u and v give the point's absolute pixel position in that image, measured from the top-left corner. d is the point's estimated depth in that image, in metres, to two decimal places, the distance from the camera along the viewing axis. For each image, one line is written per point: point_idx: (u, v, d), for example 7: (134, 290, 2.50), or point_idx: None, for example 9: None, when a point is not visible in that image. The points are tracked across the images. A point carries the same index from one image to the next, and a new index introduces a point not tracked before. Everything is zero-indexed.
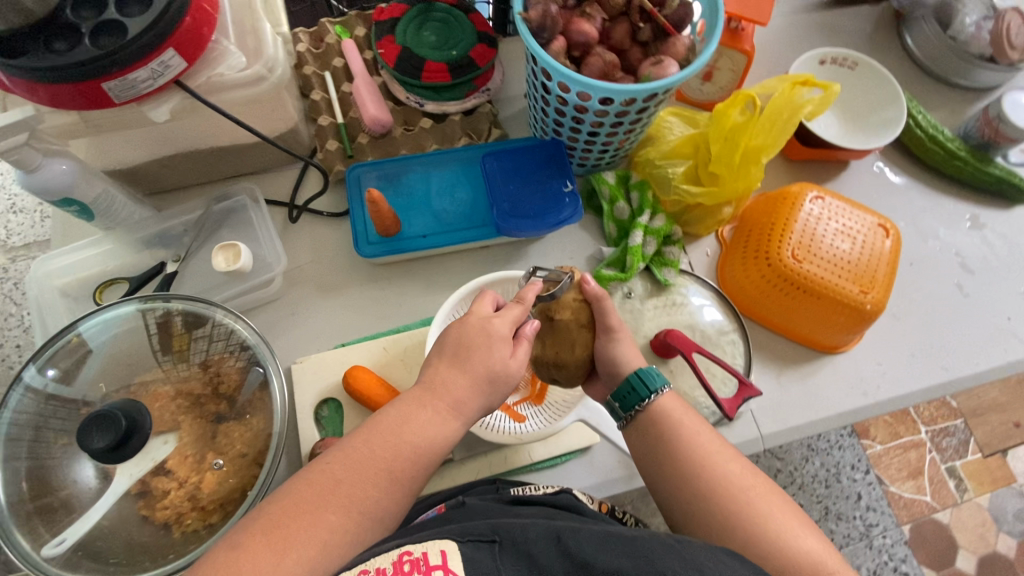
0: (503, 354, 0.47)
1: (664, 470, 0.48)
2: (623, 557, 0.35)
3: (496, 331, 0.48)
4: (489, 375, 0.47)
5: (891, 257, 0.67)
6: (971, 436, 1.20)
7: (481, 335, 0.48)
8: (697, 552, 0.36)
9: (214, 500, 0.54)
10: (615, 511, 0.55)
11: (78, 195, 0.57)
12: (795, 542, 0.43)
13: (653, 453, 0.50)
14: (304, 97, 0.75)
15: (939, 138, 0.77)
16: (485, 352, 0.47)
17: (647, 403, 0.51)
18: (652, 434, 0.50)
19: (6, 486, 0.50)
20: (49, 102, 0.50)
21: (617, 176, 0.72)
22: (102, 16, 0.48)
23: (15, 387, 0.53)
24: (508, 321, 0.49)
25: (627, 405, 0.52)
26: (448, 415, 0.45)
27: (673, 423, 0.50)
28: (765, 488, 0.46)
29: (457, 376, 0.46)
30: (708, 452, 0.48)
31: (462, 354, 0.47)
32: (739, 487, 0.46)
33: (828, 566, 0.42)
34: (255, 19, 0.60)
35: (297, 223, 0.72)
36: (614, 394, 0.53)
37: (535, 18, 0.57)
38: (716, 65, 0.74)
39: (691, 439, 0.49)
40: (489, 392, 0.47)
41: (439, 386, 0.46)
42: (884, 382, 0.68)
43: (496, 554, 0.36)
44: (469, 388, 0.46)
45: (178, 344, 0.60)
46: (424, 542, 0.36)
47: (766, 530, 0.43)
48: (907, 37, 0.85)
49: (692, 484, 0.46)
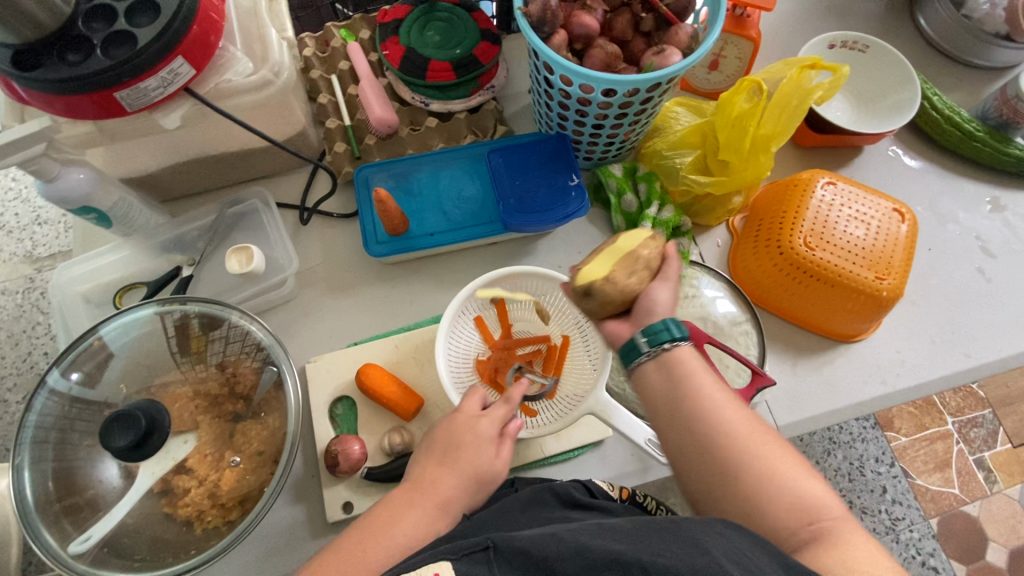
0: (490, 455, 0.48)
1: (673, 416, 0.42)
2: (620, 541, 0.35)
3: (484, 432, 0.49)
4: (476, 475, 0.47)
5: (908, 242, 0.66)
6: (999, 426, 1.17)
7: (470, 436, 0.48)
8: (691, 526, 0.35)
9: (233, 498, 0.56)
10: (636, 497, 0.56)
11: (95, 202, 0.59)
12: (806, 495, 0.39)
13: (661, 398, 0.43)
14: (312, 101, 0.77)
15: (956, 119, 0.75)
16: (473, 452, 0.47)
17: (676, 344, 0.44)
18: (663, 376, 0.44)
19: (34, 487, 0.52)
20: (66, 113, 0.51)
21: (625, 169, 0.72)
22: (112, 28, 0.50)
23: (40, 390, 0.55)
24: (493, 424, 0.49)
25: (656, 343, 0.44)
26: (436, 513, 0.44)
27: (686, 366, 0.43)
28: (775, 437, 0.41)
29: (445, 476, 0.46)
30: (723, 400, 0.42)
31: (450, 453, 0.47)
32: (751, 436, 0.40)
33: (838, 517, 0.39)
34: (260, 26, 0.61)
35: (308, 224, 0.73)
36: (642, 331, 0.45)
37: (535, 12, 0.57)
38: (721, 54, 0.73)
39: (704, 388, 0.43)
40: (477, 490, 0.46)
41: (428, 484, 0.45)
42: (904, 370, 0.67)
43: (489, 560, 0.36)
44: (458, 486, 0.46)
45: (196, 345, 0.61)
46: (420, 567, 0.36)
47: (778, 481, 0.39)
48: (920, 18, 0.83)
49: (704, 433, 0.41)
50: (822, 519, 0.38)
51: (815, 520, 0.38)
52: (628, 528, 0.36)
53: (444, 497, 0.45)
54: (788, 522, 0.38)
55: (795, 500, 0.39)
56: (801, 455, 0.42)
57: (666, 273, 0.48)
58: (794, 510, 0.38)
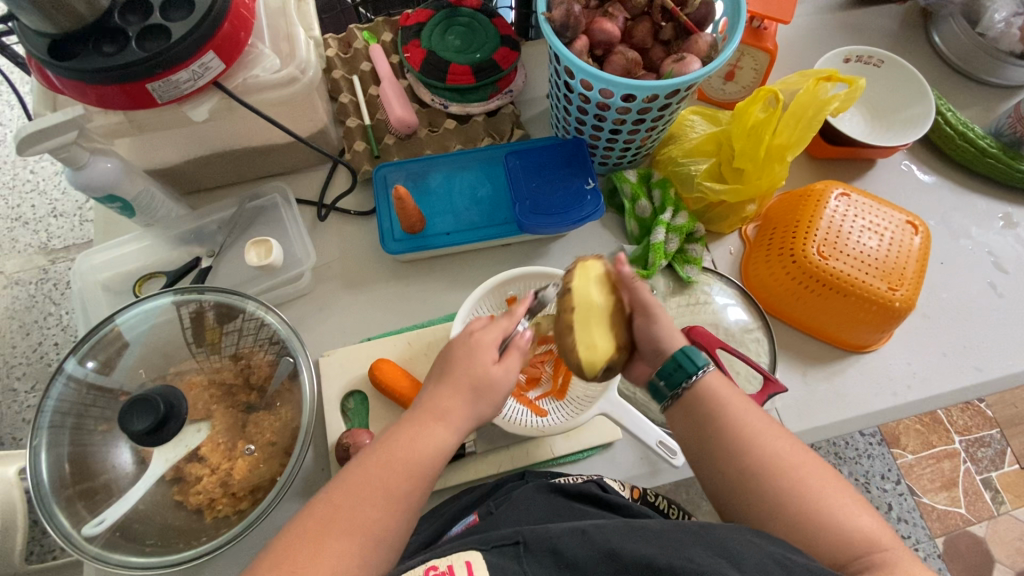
0: (484, 362, 0.47)
1: (711, 449, 0.47)
2: (652, 545, 0.36)
3: (477, 341, 0.48)
4: (475, 385, 0.47)
5: (920, 254, 0.66)
6: (1007, 446, 1.16)
7: (464, 347, 0.48)
8: (721, 532, 0.37)
9: (244, 487, 0.56)
10: (648, 497, 0.56)
11: (121, 192, 0.60)
12: (852, 520, 0.42)
13: (698, 435, 0.48)
14: (333, 100, 0.78)
15: (970, 135, 0.75)
16: (467, 361, 0.47)
17: (694, 378, 0.49)
18: (696, 415, 0.48)
19: (50, 470, 0.53)
20: (98, 103, 0.52)
21: (639, 175, 0.73)
22: (148, 21, 0.51)
23: (58, 376, 0.55)
24: (495, 332, 0.49)
25: (674, 384, 0.50)
26: (436, 424, 0.45)
27: (718, 403, 0.48)
28: (815, 463, 0.45)
29: (446, 391, 0.46)
30: (763, 432, 0.46)
31: (446, 368, 0.48)
32: (791, 467, 0.44)
33: (885, 543, 0.41)
34: (289, 24, 0.63)
35: (325, 221, 0.74)
36: (658, 372, 0.51)
37: (558, 18, 0.59)
38: (737, 64, 0.74)
39: (741, 419, 0.47)
40: (476, 399, 0.46)
41: (432, 404, 0.46)
42: (915, 382, 0.67)
43: (519, 556, 0.36)
44: (457, 398, 0.46)
45: (211, 336, 0.62)
46: (448, 556, 0.37)
47: (823, 510, 0.42)
48: (935, 36, 0.85)
49: (741, 466, 0.45)
50: (867, 547, 0.41)
51: (861, 547, 0.41)
52: (658, 530, 0.37)
53: (448, 416, 0.45)
54: (833, 550, 0.41)
55: (837, 528, 0.41)
56: (845, 483, 0.44)
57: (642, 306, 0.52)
58: (840, 538, 0.41)
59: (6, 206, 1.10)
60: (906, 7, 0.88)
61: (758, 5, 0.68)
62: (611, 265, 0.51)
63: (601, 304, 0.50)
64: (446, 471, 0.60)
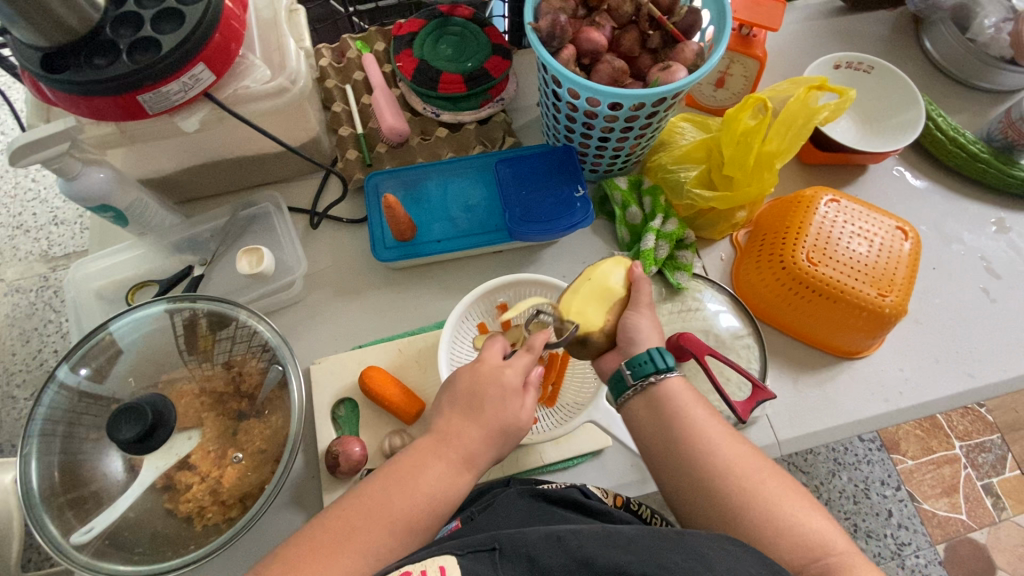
0: (515, 408, 0.47)
1: (670, 454, 0.47)
2: (627, 553, 0.36)
3: (508, 383, 0.47)
4: (502, 428, 0.47)
5: (911, 260, 0.66)
6: (1008, 452, 1.15)
7: (494, 387, 0.47)
8: (696, 539, 0.37)
9: (234, 495, 0.56)
10: (631, 505, 0.56)
11: (114, 201, 0.61)
12: (807, 524, 0.42)
13: (659, 438, 0.47)
14: (326, 109, 0.79)
15: (961, 140, 0.75)
16: (498, 405, 0.47)
17: (661, 375, 0.48)
18: (655, 420, 0.48)
19: (40, 478, 0.53)
20: (90, 115, 0.53)
21: (629, 182, 0.73)
22: (138, 34, 0.52)
23: (49, 384, 0.56)
24: (519, 375, 0.48)
25: (640, 374, 0.49)
26: (460, 467, 0.45)
27: (678, 407, 0.48)
28: (770, 470, 0.45)
29: (472, 429, 0.46)
30: (719, 438, 0.46)
31: (475, 406, 0.46)
32: (749, 474, 0.44)
33: (839, 547, 0.42)
34: (280, 35, 0.63)
35: (318, 229, 0.74)
36: (626, 362, 0.50)
37: (545, 28, 0.59)
38: (727, 72, 0.75)
39: (698, 425, 0.47)
40: (501, 442, 0.47)
41: (455, 437, 0.46)
42: (907, 388, 0.66)
43: (495, 562, 0.36)
44: (482, 438, 0.46)
45: (203, 344, 0.62)
46: (423, 561, 0.37)
47: (778, 516, 0.42)
48: (926, 41, 0.85)
49: (700, 472, 0.45)
50: (822, 552, 0.41)
51: (814, 550, 0.41)
52: (633, 536, 0.37)
53: (472, 458, 0.46)
54: (787, 555, 0.41)
55: (792, 532, 0.42)
56: (801, 488, 0.45)
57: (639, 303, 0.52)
58: (796, 542, 0.41)
59: (7, 215, 1.11)
60: (897, 13, 0.89)
61: (746, 13, 0.68)
62: (632, 266, 0.54)
63: (609, 287, 0.53)
64: None
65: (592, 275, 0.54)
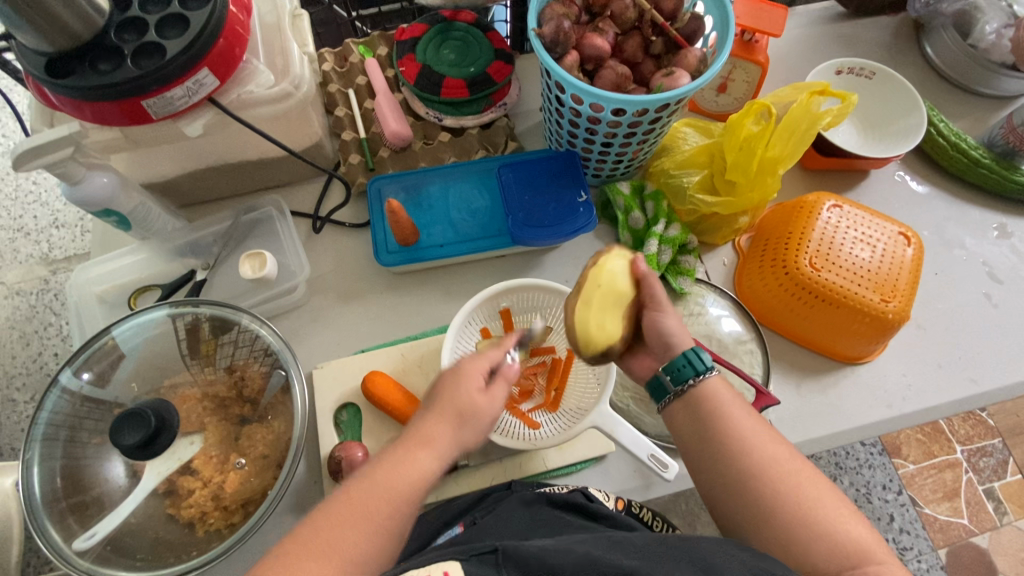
0: (473, 391, 0.44)
1: (709, 454, 0.47)
2: (633, 557, 0.37)
3: (463, 369, 0.46)
4: (461, 412, 0.43)
5: (913, 265, 0.66)
6: (1010, 456, 1.15)
7: (449, 375, 0.46)
8: (699, 544, 0.38)
9: (236, 501, 0.56)
10: (633, 509, 0.56)
11: (117, 206, 0.61)
12: (845, 529, 0.42)
13: (699, 439, 0.48)
14: (329, 114, 0.79)
15: (962, 146, 0.75)
16: (453, 388, 0.44)
17: (699, 378, 0.49)
18: (695, 420, 0.48)
19: (42, 483, 0.53)
20: (94, 119, 0.53)
21: (632, 187, 0.73)
22: (143, 39, 0.52)
23: (52, 389, 0.56)
24: (483, 361, 0.46)
25: (680, 379, 0.49)
26: (416, 450, 0.42)
27: (718, 408, 0.48)
28: (811, 474, 0.45)
29: (430, 419, 0.43)
30: (759, 440, 0.46)
31: (431, 397, 0.45)
32: (789, 477, 0.44)
33: (879, 555, 0.41)
34: (283, 40, 0.64)
35: (320, 233, 0.74)
36: (664, 368, 0.50)
37: (548, 34, 0.59)
38: (729, 77, 0.75)
39: (738, 424, 0.47)
40: (462, 426, 0.43)
41: (416, 432, 0.43)
42: (910, 394, 0.66)
43: (499, 564, 0.35)
44: (441, 425, 0.43)
45: (206, 348, 0.62)
46: (426, 568, 0.36)
47: (817, 521, 0.42)
48: (927, 47, 0.85)
49: (738, 473, 0.45)
50: (861, 558, 0.41)
51: (852, 558, 0.41)
52: (639, 545, 0.39)
53: (432, 440, 0.42)
54: (825, 559, 0.41)
55: (830, 538, 0.42)
56: (841, 494, 0.45)
57: (659, 304, 0.52)
58: (834, 548, 0.41)
59: (8, 218, 1.11)
60: (898, 18, 0.89)
61: (748, 19, 0.69)
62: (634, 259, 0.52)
63: (619, 292, 0.50)
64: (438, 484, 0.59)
65: (599, 278, 0.51)
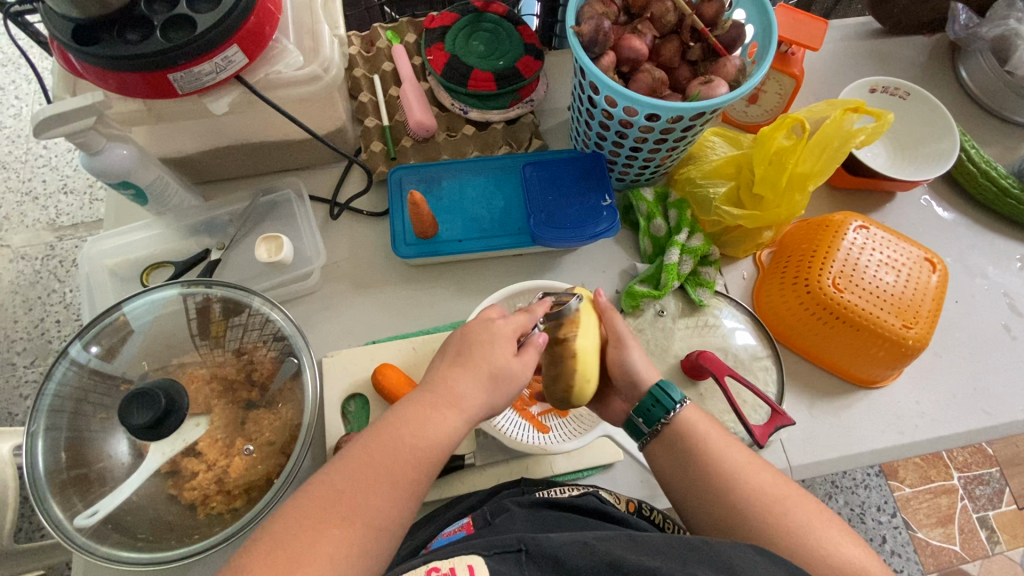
0: (504, 353, 0.47)
1: (693, 490, 0.47)
2: (656, 558, 0.36)
3: (498, 331, 0.48)
4: (493, 374, 0.46)
5: (937, 292, 0.65)
6: (1006, 485, 1.14)
7: (483, 334, 0.48)
8: (725, 548, 0.37)
9: (239, 486, 0.55)
10: (643, 509, 0.54)
11: (135, 179, 0.60)
12: (839, 549, 0.42)
13: (681, 472, 0.48)
14: (352, 98, 0.78)
15: (993, 174, 0.74)
16: (487, 349, 0.47)
17: (672, 413, 0.49)
18: (677, 453, 0.49)
19: (46, 455, 0.52)
20: (118, 89, 0.52)
21: (656, 194, 0.72)
22: (173, 11, 0.51)
23: (61, 360, 0.55)
24: (513, 327, 0.49)
25: (652, 421, 0.50)
26: (450, 410, 0.44)
27: (700, 439, 0.48)
28: (795, 496, 0.45)
29: (463, 377, 0.46)
30: (746, 468, 0.46)
31: (463, 354, 0.47)
32: (781, 501, 0.44)
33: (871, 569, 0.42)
34: (314, 21, 0.62)
35: (337, 219, 0.73)
36: (636, 410, 0.51)
37: (587, 33, 0.58)
38: (762, 88, 0.74)
39: (722, 454, 0.47)
40: (493, 389, 0.46)
41: (445, 389, 0.45)
42: (923, 422, 0.66)
43: (522, 563, 0.35)
44: (472, 386, 0.45)
45: (215, 330, 0.61)
46: (450, 558, 0.36)
47: (806, 542, 0.43)
48: (962, 70, 0.84)
49: (728, 497, 0.45)
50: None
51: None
52: (660, 546, 0.37)
53: (462, 402, 0.45)
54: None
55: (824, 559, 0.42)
56: (825, 507, 0.45)
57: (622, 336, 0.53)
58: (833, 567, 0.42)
59: (18, 180, 1.10)
60: (934, 39, 0.88)
61: (787, 30, 0.67)
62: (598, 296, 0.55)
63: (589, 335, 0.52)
64: (443, 482, 0.59)
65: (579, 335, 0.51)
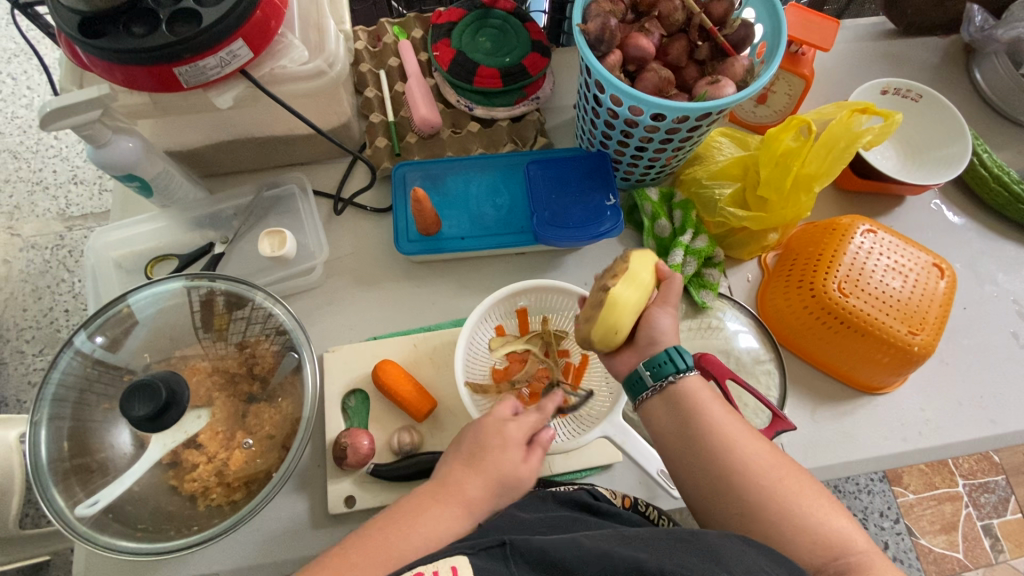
0: (516, 460, 0.45)
1: (689, 454, 0.47)
2: (642, 550, 0.35)
3: (511, 436, 0.46)
4: (502, 480, 0.44)
5: (945, 298, 0.64)
6: (1012, 494, 1.13)
7: (497, 438, 0.45)
8: (712, 538, 0.36)
9: (239, 478, 0.56)
10: (639, 505, 0.54)
11: (140, 171, 0.60)
12: (827, 522, 0.43)
13: (676, 435, 0.48)
14: (358, 93, 0.78)
15: (1005, 179, 0.73)
16: (499, 455, 0.45)
17: (681, 375, 0.48)
18: (675, 419, 0.48)
19: (49, 444, 0.53)
20: (124, 82, 0.52)
21: (660, 194, 0.72)
22: (179, 5, 0.51)
23: (66, 349, 0.56)
24: (525, 430, 0.46)
25: (659, 376, 0.48)
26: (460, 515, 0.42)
27: (695, 405, 0.47)
28: (791, 468, 0.45)
29: (473, 480, 0.43)
30: (743, 440, 0.46)
31: (476, 456, 0.45)
32: (773, 475, 0.44)
33: (859, 545, 0.42)
34: (320, 16, 0.62)
35: (341, 215, 0.73)
36: (645, 363, 0.49)
37: (594, 31, 0.57)
38: (771, 89, 0.73)
39: (718, 423, 0.46)
40: (503, 492, 0.44)
41: (456, 487, 0.43)
42: (927, 429, 0.65)
43: (507, 557, 0.35)
44: (483, 488, 0.43)
45: (219, 323, 0.61)
46: (434, 561, 0.36)
47: (795, 516, 0.43)
48: (976, 72, 0.82)
49: (721, 466, 0.45)
50: (842, 550, 0.42)
51: (835, 549, 0.42)
52: (646, 537, 0.37)
53: (473, 503, 0.43)
54: (807, 553, 0.42)
55: (812, 532, 0.42)
56: (820, 486, 0.45)
57: (667, 300, 0.51)
58: (817, 542, 0.42)
59: (28, 170, 1.11)
60: (949, 41, 0.86)
61: (797, 29, 0.66)
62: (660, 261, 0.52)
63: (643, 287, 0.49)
64: None
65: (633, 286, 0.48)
